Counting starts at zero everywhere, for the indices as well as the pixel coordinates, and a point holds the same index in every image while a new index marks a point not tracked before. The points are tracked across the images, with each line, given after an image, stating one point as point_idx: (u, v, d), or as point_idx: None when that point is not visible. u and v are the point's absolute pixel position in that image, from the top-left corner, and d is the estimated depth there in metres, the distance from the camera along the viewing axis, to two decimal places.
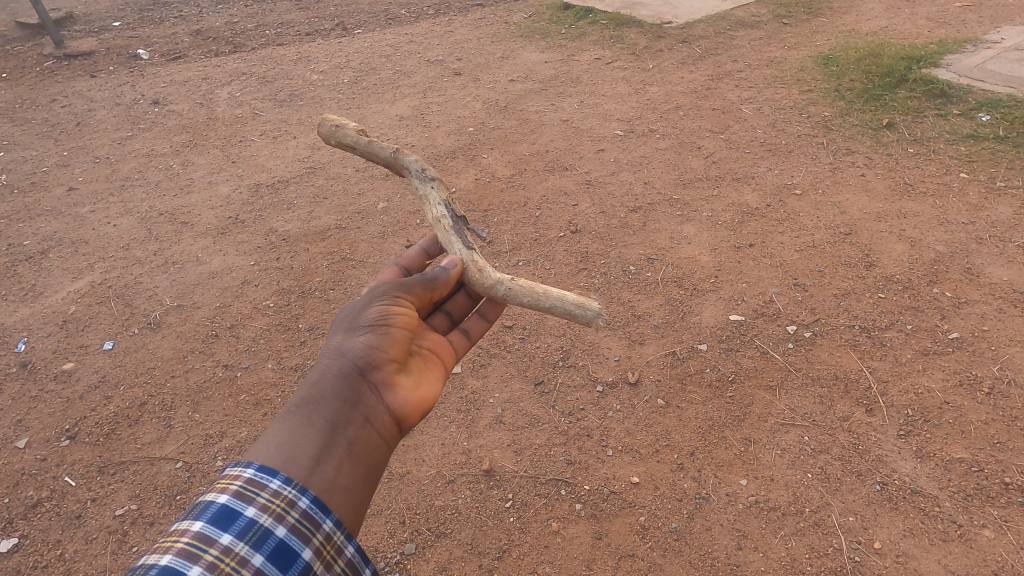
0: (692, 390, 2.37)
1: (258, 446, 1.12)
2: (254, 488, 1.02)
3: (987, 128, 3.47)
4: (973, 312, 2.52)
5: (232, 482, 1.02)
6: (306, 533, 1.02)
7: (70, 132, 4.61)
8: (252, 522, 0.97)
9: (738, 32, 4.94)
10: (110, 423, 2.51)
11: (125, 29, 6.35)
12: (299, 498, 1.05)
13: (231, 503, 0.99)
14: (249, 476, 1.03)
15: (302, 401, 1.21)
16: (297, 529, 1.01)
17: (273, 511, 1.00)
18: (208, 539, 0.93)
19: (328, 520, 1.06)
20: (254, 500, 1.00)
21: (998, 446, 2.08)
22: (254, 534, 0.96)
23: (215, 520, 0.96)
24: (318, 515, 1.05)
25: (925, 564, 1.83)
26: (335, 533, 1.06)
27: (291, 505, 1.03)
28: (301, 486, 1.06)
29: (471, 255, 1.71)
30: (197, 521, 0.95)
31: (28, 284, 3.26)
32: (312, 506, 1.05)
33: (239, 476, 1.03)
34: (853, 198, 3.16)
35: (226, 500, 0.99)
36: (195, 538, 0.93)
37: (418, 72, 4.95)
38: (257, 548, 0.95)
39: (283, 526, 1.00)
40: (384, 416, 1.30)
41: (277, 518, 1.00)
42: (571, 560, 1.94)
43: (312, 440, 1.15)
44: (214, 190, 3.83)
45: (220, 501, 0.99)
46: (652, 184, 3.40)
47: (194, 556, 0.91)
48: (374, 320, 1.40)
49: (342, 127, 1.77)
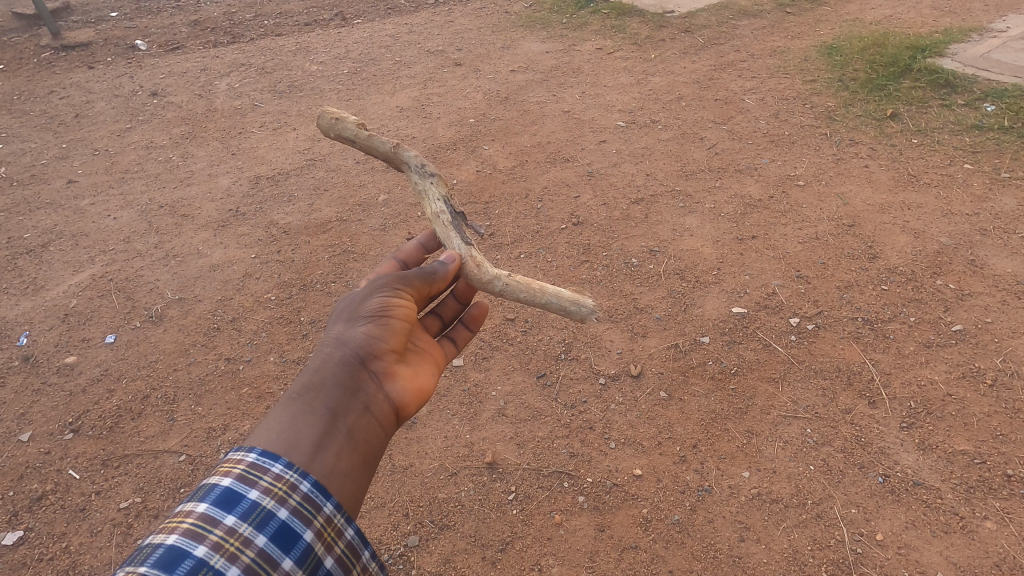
0: (694, 383, 2.37)
1: (260, 431, 1.12)
2: (256, 472, 1.02)
3: (993, 118, 3.46)
4: (976, 304, 2.52)
5: (235, 466, 1.03)
6: (307, 515, 1.03)
7: (68, 124, 4.58)
8: (256, 505, 0.99)
9: (741, 22, 4.90)
10: (114, 416, 2.52)
11: (123, 19, 6.30)
12: (300, 482, 1.05)
13: (234, 486, 1.00)
14: (251, 461, 1.04)
15: (304, 388, 1.21)
16: (299, 511, 1.02)
17: (275, 494, 1.01)
18: (213, 519, 0.94)
19: (329, 503, 1.07)
20: (256, 484, 1.01)
21: (1000, 438, 2.08)
22: (257, 516, 0.98)
23: (219, 502, 0.97)
24: (319, 498, 1.06)
25: (927, 556, 1.83)
26: (336, 515, 1.07)
27: (293, 489, 1.04)
28: (303, 470, 1.07)
29: (470, 251, 1.70)
30: (202, 502, 0.96)
31: (28, 278, 3.25)
32: (313, 490, 1.06)
33: (241, 460, 1.04)
34: (857, 189, 3.15)
35: (229, 484, 1.00)
36: (200, 519, 0.94)
37: (418, 63, 4.92)
38: (260, 529, 0.97)
39: (285, 509, 1.01)
40: (383, 404, 1.30)
41: (279, 501, 1.01)
42: (575, 552, 1.95)
43: (314, 426, 1.15)
44: (214, 182, 3.82)
45: (223, 484, 0.99)
46: (654, 176, 3.39)
47: (200, 536, 0.92)
48: (374, 311, 1.39)
49: (342, 120, 1.76)
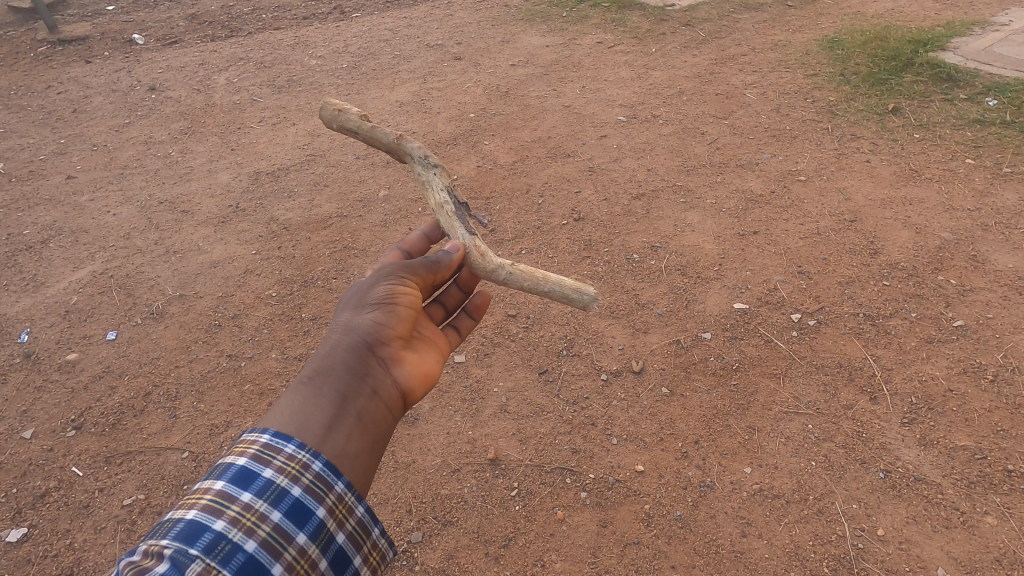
0: (697, 378, 2.38)
1: (272, 414, 1.14)
2: (270, 452, 1.05)
3: (995, 112, 3.46)
4: (977, 299, 2.52)
5: (249, 446, 1.05)
6: (320, 493, 1.05)
7: (66, 119, 4.55)
8: (270, 482, 1.01)
9: (741, 15, 4.89)
10: (116, 414, 2.52)
11: (120, 14, 6.27)
12: (312, 462, 1.07)
13: (250, 464, 1.03)
14: (266, 441, 1.07)
15: (314, 373, 1.22)
16: (312, 489, 1.05)
17: (288, 473, 1.04)
18: (229, 496, 0.98)
19: (340, 482, 1.09)
20: (271, 463, 1.04)
21: (1001, 433, 2.09)
22: (272, 492, 1.01)
23: (236, 479, 1.00)
24: (330, 477, 1.08)
25: (928, 551, 1.84)
26: (347, 494, 1.09)
27: (305, 468, 1.06)
28: (314, 451, 1.09)
29: (473, 240, 1.68)
30: (219, 480, 1.00)
31: (29, 274, 3.25)
32: (324, 469, 1.07)
33: (255, 440, 1.07)
34: (858, 183, 3.16)
35: (244, 463, 1.03)
36: (218, 496, 0.98)
37: (417, 57, 4.90)
38: (275, 505, 1.00)
39: (298, 486, 1.03)
40: (391, 389, 1.30)
41: (292, 479, 1.03)
42: (577, 548, 1.96)
43: (324, 409, 1.16)
44: (214, 178, 3.80)
45: (239, 463, 1.03)
46: (655, 171, 3.38)
47: (218, 511, 0.96)
48: (381, 298, 1.39)
49: (345, 111, 1.74)
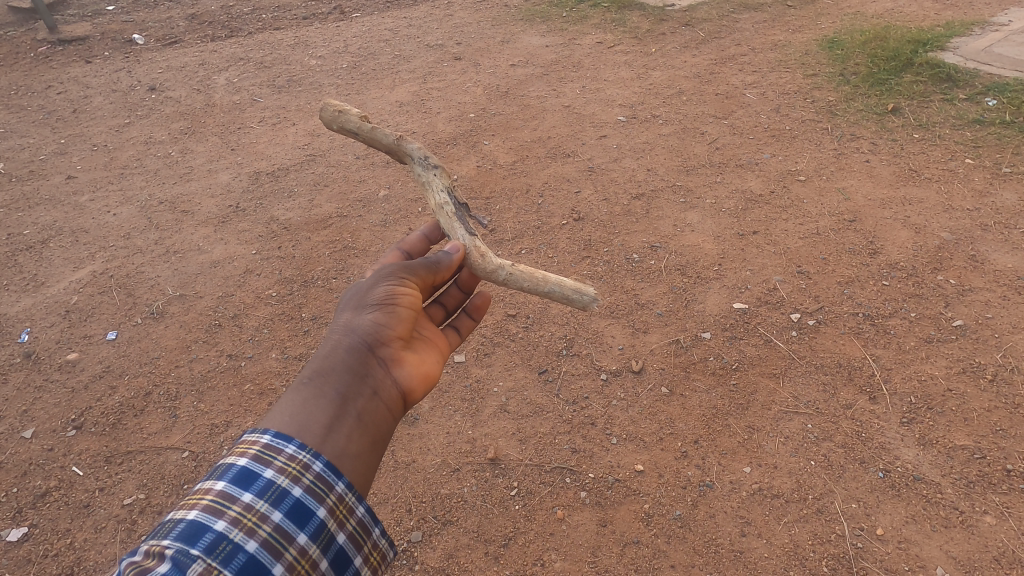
0: (696, 378, 2.38)
1: (273, 415, 1.14)
2: (271, 452, 1.05)
3: (994, 112, 3.46)
4: (976, 299, 2.53)
5: (250, 446, 1.06)
6: (320, 494, 1.06)
7: (66, 119, 4.56)
8: (271, 482, 1.02)
9: (741, 15, 4.89)
10: (116, 413, 2.52)
11: (120, 14, 6.27)
12: (312, 462, 1.07)
13: (251, 465, 1.03)
14: (266, 441, 1.07)
15: (314, 373, 1.22)
16: (312, 489, 1.05)
17: (289, 473, 1.04)
18: (230, 496, 0.98)
19: (340, 482, 1.09)
20: (271, 463, 1.04)
21: (1000, 432, 2.09)
22: (273, 493, 1.01)
23: (237, 480, 1.01)
24: (331, 477, 1.08)
25: (927, 550, 1.85)
26: (347, 494, 1.09)
27: (306, 468, 1.06)
28: (315, 451, 1.09)
29: (473, 241, 1.68)
30: (220, 481, 1.00)
31: (29, 274, 3.25)
32: (325, 469, 1.08)
33: (256, 440, 1.07)
34: (857, 183, 3.16)
35: (245, 463, 1.03)
36: (219, 496, 0.98)
37: (417, 57, 4.91)
38: (276, 506, 1.00)
39: (298, 487, 1.04)
40: (391, 389, 1.30)
41: (293, 479, 1.04)
42: (576, 547, 1.96)
43: (324, 410, 1.16)
44: (214, 178, 3.81)
45: (240, 464, 1.03)
46: (655, 171, 3.38)
47: (218, 511, 0.96)
48: (381, 298, 1.40)
49: (345, 112, 1.75)
